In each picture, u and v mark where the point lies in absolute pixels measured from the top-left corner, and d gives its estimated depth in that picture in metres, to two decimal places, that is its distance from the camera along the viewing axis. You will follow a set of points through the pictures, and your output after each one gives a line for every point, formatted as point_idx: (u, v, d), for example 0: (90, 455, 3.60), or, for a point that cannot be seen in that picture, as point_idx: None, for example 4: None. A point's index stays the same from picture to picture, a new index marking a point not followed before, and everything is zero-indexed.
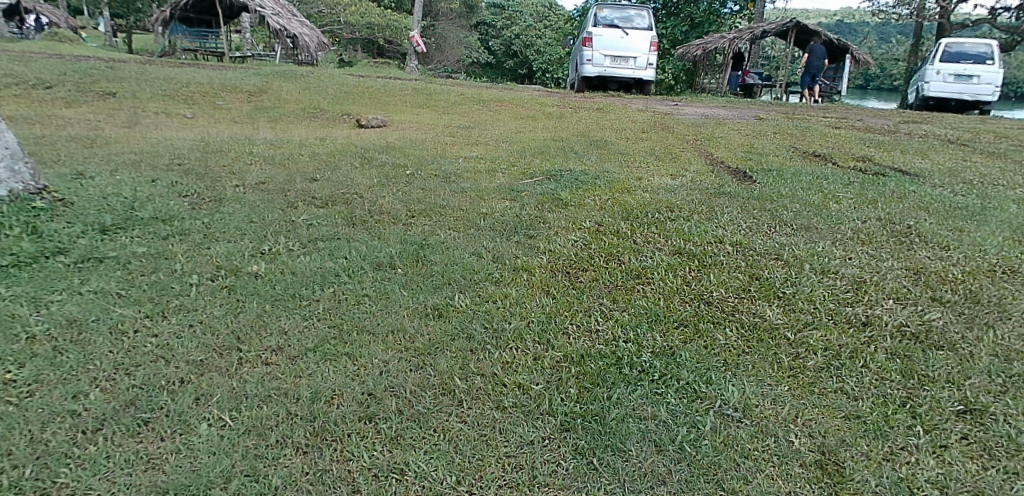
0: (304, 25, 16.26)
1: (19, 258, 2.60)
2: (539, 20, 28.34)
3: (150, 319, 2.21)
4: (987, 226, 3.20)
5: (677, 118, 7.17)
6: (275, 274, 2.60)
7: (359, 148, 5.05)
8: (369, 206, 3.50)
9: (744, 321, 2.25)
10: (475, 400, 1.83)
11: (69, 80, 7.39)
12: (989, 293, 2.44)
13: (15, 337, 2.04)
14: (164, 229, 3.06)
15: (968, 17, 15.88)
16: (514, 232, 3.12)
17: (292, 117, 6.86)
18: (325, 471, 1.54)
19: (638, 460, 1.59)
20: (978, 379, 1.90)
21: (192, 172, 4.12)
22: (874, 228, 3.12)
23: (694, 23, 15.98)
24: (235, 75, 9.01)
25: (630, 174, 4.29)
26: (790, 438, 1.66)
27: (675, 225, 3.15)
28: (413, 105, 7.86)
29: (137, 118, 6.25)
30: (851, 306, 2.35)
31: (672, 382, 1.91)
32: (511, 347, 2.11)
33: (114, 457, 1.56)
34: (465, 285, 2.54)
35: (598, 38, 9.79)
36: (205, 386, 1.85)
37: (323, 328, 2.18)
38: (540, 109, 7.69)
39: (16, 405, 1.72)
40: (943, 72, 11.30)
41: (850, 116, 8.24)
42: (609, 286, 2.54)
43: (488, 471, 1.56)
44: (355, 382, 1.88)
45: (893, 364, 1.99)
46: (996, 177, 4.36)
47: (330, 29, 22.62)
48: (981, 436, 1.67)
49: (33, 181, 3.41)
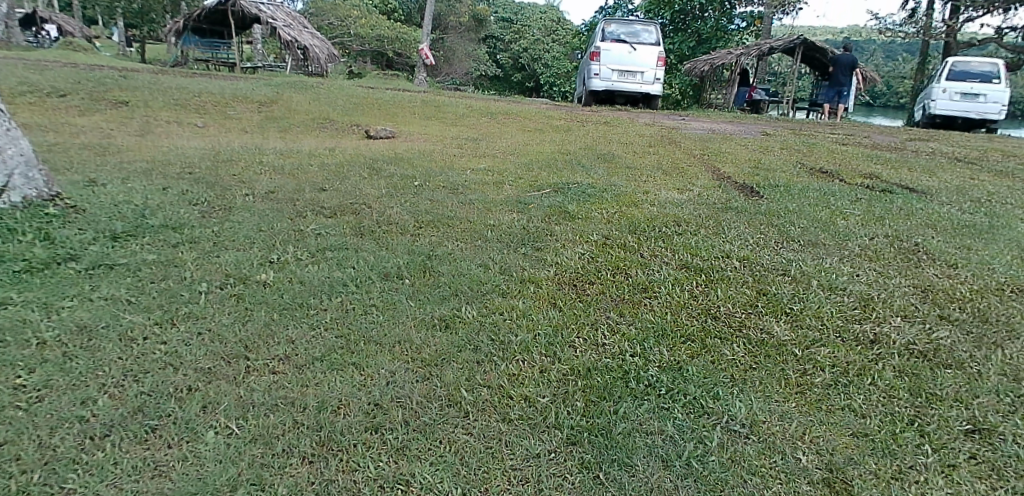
0: (315, 37, 16.41)
1: (31, 264, 2.63)
2: (546, 33, 28.46)
3: (159, 326, 2.23)
4: (996, 245, 3.19)
5: (684, 133, 7.21)
6: (283, 283, 2.62)
7: (367, 159, 5.10)
8: (378, 216, 3.53)
9: (751, 338, 2.25)
10: (481, 412, 1.83)
11: (83, 89, 7.50)
12: (998, 312, 2.42)
13: (25, 343, 2.06)
14: (174, 236, 3.10)
15: (976, 35, 15.84)
16: (521, 244, 3.13)
17: (302, 127, 6.92)
18: (331, 481, 1.54)
19: (645, 476, 1.58)
20: (987, 398, 1.89)
21: (203, 181, 4.17)
22: (881, 245, 3.12)
23: (702, 38, 16.02)
24: (246, 85, 9.10)
25: (637, 187, 4.31)
26: (798, 455, 1.66)
27: (682, 239, 3.16)
28: (422, 117, 7.92)
29: (149, 126, 6.32)
30: (859, 323, 2.35)
31: (679, 397, 1.91)
32: (518, 359, 2.11)
33: (121, 464, 1.56)
34: (472, 296, 2.55)
35: (605, 52, 9.86)
36: (212, 393, 1.86)
37: (330, 338, 2.19)
38: (548, 122, 7.73)
39: (25, 411, 1.73)
40: (949, 91, 11.33)
41: (857, 133, 8.25)
42: (616, 300, 2.54)
43: (494, 484, 1.56)
44: (361, 392, 1.89)
45: (901, 382, 1.98)
46: (1003, 196, 4.34)
47: (340, 41, 22.92)
48: (990, 456, 1.66)
49: (46, 188, 3.46)
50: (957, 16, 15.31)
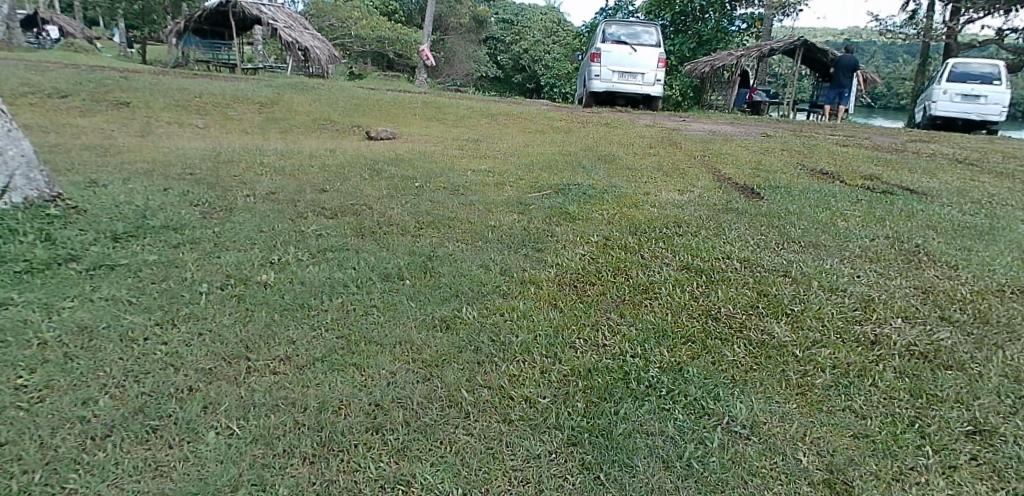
0: (315, 38, 16.41)
1: (33, 264, 2.63)
2: (546, 34, 28.49)
3: (160, 327, 2.23)
4: (996, 246, 3.19)
5: (685, 134, 7.21)
6: (283, 284, 2.62)
7: (368, 160, 5.10)
8: (378, 217, 3.53)
9: (752, 339, 2.25)
10: (482, 413, 1.83)
11: (84, 89, 7.51)
12: (999, 313, 2.42)
13: (26, 343, 2.06)
14: (175, 237, 3.10)
15: (976, 37, 15.84)
16: (522, 245, 3.14)
17: (303, 128, 6.92)
18: (332, 482, 1.54)
19: (645, 477, 1.58)
20: (988, 399, 1.89)
21: (204, 182, 4.17)
22: (882, 246, 3.12)
23: (702, 40, 16.03)
24: (247, 86, 9.11)
25: (637, 188, 4.32)
26: (798, 456, 1.66)
27: (682, 241, 3.16)
28: (423, 118, 7.93)
29: (150, 127, 6.33)
30: (860, 324, 2.35)
31: (680, 398, 1.91)
32: (519, 360, 2.11)
33: (123, 465, 1.57)
34: (473, 297, 2.55)
35: (606, 54, 9.87)
36: (213, 394, 1.86)
37: (331, 339, 2.19)
38: (548, 124, 7.73)
39: (26, 411, 1.73)
40: (950, 92, 11.33)
41: (858, 134, 8.25)
42: (617, 301, 2.55)
43: (495, 485, 1.56)
44: (362, 393, 1.89)
45: (901, 383, 1.98)
46: (1004, 197, 4.34)
47: (341, 42, 22.93)
48: (991, 457, 1.66)
49: (47, 189, 3.47)
50: (957, 18, 15.33)
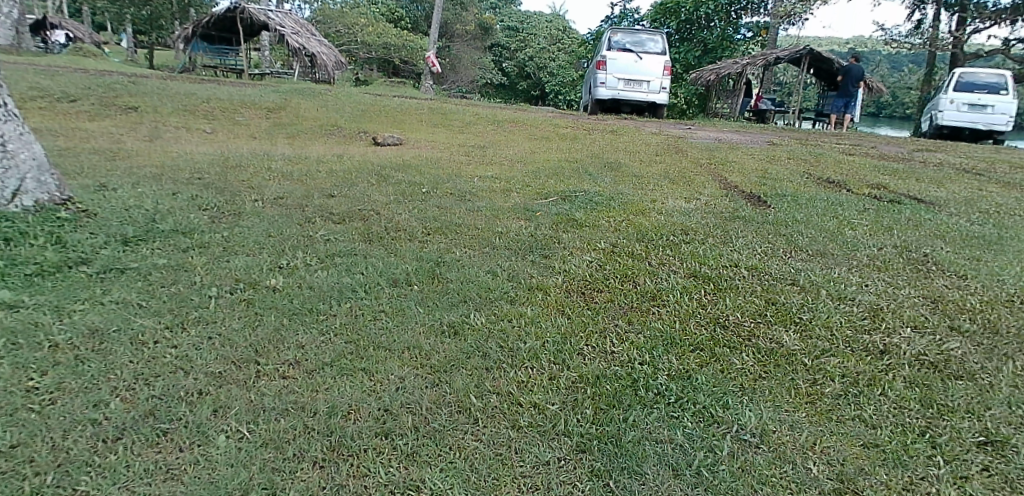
0: (322, 44, 16.54)
1: (44, 267, 2.66)
2: (551, 42, 28.56)
3: (170, 330, 2.24)
4: (1004, 256, 3.18)
5: (690, 142, 7.23)
6: (293, 288, 2.63)
7: (375, 166, 5.12)
8: (386, 223, 3.54)
9: (761, 347, 2.24)
10: (491, 418, 1.84)
11: (93, 94, 7.57)
12: (1008, 323, 2.42)
13: (38, 345, 2.08)
14: (184, 241, 3.12)
15: (981, 47, 15.84)
16: (529, 251, 3.15)
17: (310, 133, 6.97)
18: (342, 486, 1.55)
19: (654, 484, 1.58)
20: (999, 410, 1.88)
21: (212, 186, 4.20)
22: (890, 255, 3.12)
23: (707, 48, 16.09)
24: (255, 91, 9.18)
25: (644, 195, 4.32)
26: (808, 465, 1.65)
27: (690, 248, 3.17)
28: (429, 124, 7.99)
29: (157, 132, 6.38)
30: (869, 334, 2.34)
31: (688, 406, 1.91)
32: (527, 366, 2.11)
33: (134, 467, 1.58)
34: (482, 303, 2.55)
35: (612, 61, 9.90)
36: (223, 398, 1.87)
37: (340, 344, 2.20)
38: (553, 130, 7.75)
39: (39, 412, 1.75)
40: (957, 102, 11.28)
41: (864, 143, 8.25)
42: (624, 308, 2.55)
43: (505, 491, 1.56)
44: (371, 397, 1.90)
45: (911, 393, 1.97)
46: (1011, 207, 4.34)
47: (346, 49, 23.09)
48: (1003, 468, 1.65)
49: (58, 192, 3.50)
50: (963, 28, 15.32)
